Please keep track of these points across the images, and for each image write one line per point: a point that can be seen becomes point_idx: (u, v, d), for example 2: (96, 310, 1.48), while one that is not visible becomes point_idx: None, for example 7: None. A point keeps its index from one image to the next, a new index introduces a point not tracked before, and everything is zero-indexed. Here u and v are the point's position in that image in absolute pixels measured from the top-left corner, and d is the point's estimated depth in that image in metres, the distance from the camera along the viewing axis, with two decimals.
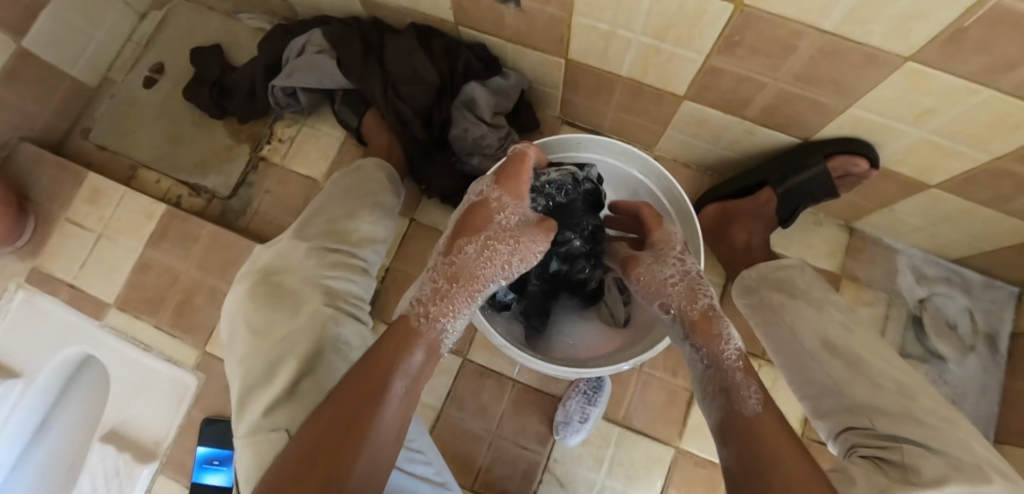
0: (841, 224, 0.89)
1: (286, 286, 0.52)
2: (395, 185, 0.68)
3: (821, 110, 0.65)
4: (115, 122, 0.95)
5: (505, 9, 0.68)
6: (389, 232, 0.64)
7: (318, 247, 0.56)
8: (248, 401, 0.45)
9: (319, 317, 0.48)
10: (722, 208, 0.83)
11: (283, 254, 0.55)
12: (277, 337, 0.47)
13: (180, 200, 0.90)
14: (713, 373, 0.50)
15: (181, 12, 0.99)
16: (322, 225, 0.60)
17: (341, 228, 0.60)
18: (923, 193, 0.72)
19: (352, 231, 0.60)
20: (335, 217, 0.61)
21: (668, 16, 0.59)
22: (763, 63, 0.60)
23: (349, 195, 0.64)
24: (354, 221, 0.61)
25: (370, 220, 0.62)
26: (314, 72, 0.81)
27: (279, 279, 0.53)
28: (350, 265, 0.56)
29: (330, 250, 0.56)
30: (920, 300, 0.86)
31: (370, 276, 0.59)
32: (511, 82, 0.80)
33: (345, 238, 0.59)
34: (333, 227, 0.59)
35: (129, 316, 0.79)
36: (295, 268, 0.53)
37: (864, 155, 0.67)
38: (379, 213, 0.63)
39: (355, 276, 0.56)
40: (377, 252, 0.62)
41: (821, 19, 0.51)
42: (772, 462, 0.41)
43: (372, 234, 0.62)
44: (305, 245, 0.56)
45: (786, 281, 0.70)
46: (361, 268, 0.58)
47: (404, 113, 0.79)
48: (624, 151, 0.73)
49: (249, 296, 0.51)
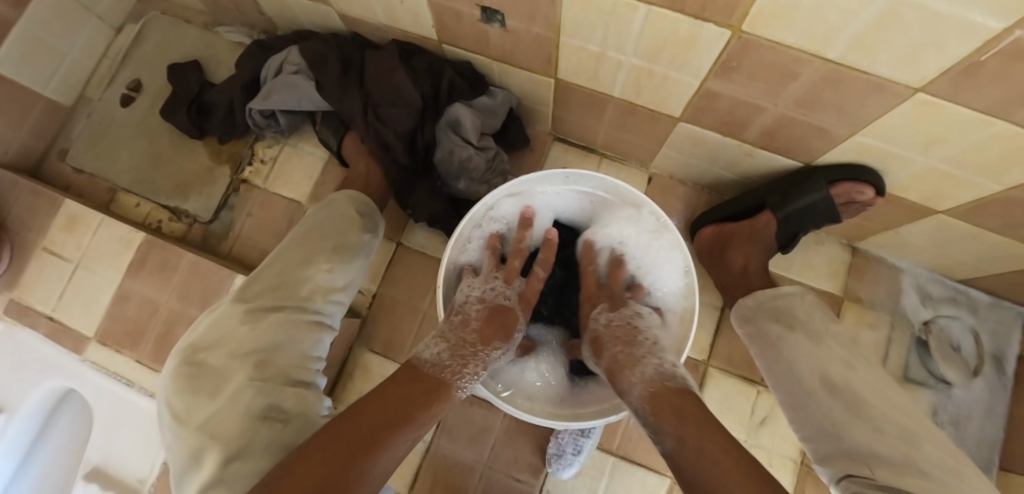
0: (843, 243, 0.85)
1: (219, 360, 0.48)
2: (366, 222, 0.65)
3: (825, 138, 0.61)
4: (93, 143, 0.91)
5: (489, 28, 0.66)
6: (357, 276, 0.62)
7: (258, 309, 0.53)
8: (189, 479, 0.42)
9: (244, 391, 0.45)
10: (719, 230, 0.78)
11: (220, 323, 0.52)
12: (198, 421, 0.45)
13: (160, 225, 0.88)
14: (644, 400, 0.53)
15: (158, 25, 0.96)
16: (271, 279, 0.56)
17: (291, 282, 0.56)
18: (930, 218, 0.69)
19: (304, 282, 0.56)
20: (284, 269, 0.57)
21: (661, 38, 0.55)
22: (763, 89, 0.57)
23: (308, 238, 0.60)
24: (309, 270, 0.57)
25: (326, 268, 0.58)
26: (291, 94, 0.77)
27: (205, 357, 0.50)
28: (300, 323, 0.53)
29: (273, 309, 0.53)
30: (924, 322, 0.83)
31: (326, 331, 0.55)
32: (497, 101, 0.77)
33: (293, 292, 0.55)
34: (278, 282, 0.56)
35: (110, 350, 0.76)
36: (230, 340, 0.50)
37: (870, 183, 0.63)
38: (336, 257, 0.60)
39: (304, 335, 0.53)
40: (338, 301, 0.58)
41: (826, 48, 0.47)
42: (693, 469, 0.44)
43: (330, 282, 0.58)
44: (244, 310, 0.52)
45: (784, 310, 0.68)
46: (313, 322, 0.54)
47: (386, 137, 0.74)
48: (615, 189, 0.68)
49: (175, 378, 0.49)
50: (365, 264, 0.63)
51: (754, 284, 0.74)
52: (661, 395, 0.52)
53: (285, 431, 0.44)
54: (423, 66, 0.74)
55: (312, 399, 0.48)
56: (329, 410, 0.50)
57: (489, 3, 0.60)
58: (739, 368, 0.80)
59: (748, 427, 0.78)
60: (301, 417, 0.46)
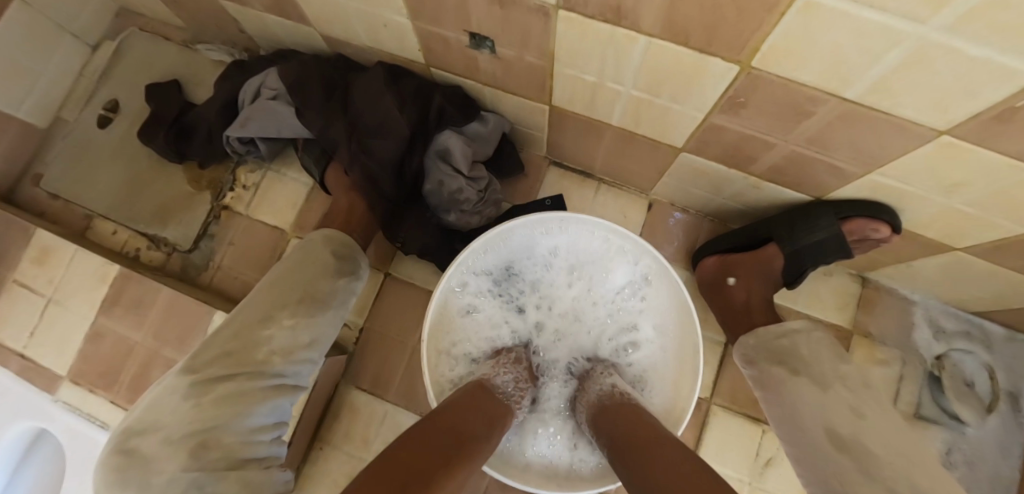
0: (852, 273, 0.81)
1: (155, 445, 0.43)
2: (339, 265, 0.62)
3: (837, 174, 0.57)
4: (68, 167, 0.88)
5: (479, 53, 0.62)
6: (326, 328, 0.58)
7: (207, 380, 0.48)
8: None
9: (185, 483, 0.41)
10: (720, 261, 0.75)
11: (160, 399, 0.46)
12: None
13: (139, 254, 0.84)
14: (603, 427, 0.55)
15: (136, 43, 0.92)
16: (223, 341, 0.51)
17: (249, 343, 0.51)
18: (947, 254, 0.65)
19: (263, 343, 0.52)
20: (241, 329, 0.52)
21: (662, 72, 0.51)
22: (771, 125, 0.53)
23: (273, 288, 0.56)
24: (269, 328, 0.53)
25: (290, 324, 0.54)
26: (271, 121, 0.74)
27: (137, 442, 0.44)
28: (254, 393, 0.49)
29: (224, 378, 0.48)
30: (937, 357, 0.79)
31: (287, 395, 0.52)
32: (489, 127, 0.73)
33: (249, 356, 0.51)
34: (232, 346, 0.51)
35: (84, 391, 0.73)
36: (171, 420, 0.45)
37: (886, 222, 0.59)
38: (302, 311, 0.56)
39: (259, 406, 0.49)
40: (303, 359, 0.55)
41: (843, 87, 0.43)
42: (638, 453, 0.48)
43: (294, 340, 0.54)
44: (189, 382, 0.47)
45: (787, 351, 0.64)
46: (271, 389, 0.51)
47: (372, 169, 0.70)
48: (611, 232, 0.63)
49: (103, 465, 0.43)
50: (337, 313, 0.60)
51: (756, 320, 0.70)
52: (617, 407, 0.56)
53: None
54: (410, 91, 0.70)
55: (258, 483, 0.45)
56: (284, 484, 0.48)
57: (477, 29, 0.57)
58: (743, 407, 0.76)
59: (753, 469, 0.74)
60: None
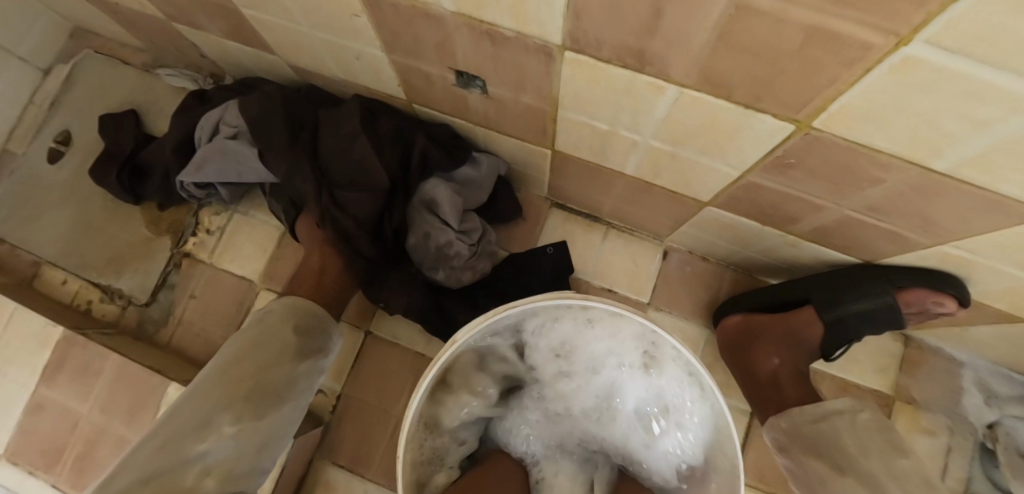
0: (894, 329, 0.72)
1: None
2: (300, 344, 0.54)
3: (897, 242, 0.47)
4: (14, 207, 0.79)
5: (468, 93, 0.52)
6: (281, 427, 0.49)
7: None
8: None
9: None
10: (746, 323, 0.65)
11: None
12: None
13: (90, 308, 0.75)
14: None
15: (90, 67, 0.83)
16: (142, 465, 0.41)
17: (178, 463, 0.42)
18: (1016, 325, 0.55)
19: (196, 462, 0.43)
20: (166, 445, 0.43)
21: (691, 125, 0.42)
22: (823, 187, 0.43)
23: (216, 384, 0.47)
24: (205, 439, 0.44)
25: (234, 431, 0.45)
26: (232, 165, 0.66)
27: None
28: None
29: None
30: (988, 425, 0.70)
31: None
32: (482, 171, 0.63)
33: (174, 482, 0.41)
34: (154, 470, 0.41)
35: (22, 470, 0.64)
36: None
37: (953, 294, 0.50)
38: (251, 411, 0.47)
39: None
40: (247, 472, 0.46)
41: (930, 156, 0.34)
42: None
43: (237, 450, 0.45)
44: None
45: (828, 439, 0.54)
46: None
47: (345, 225, 0.60)
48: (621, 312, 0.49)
49: None
50: (294, 406, 0.51)
51: (789, 395, 0.61)
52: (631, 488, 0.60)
53: None
54: (389, 133, 0.60)
55: None
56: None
57: (465, 66, 0.47)
58: (771, 485, 0.67)
59: None
60: None
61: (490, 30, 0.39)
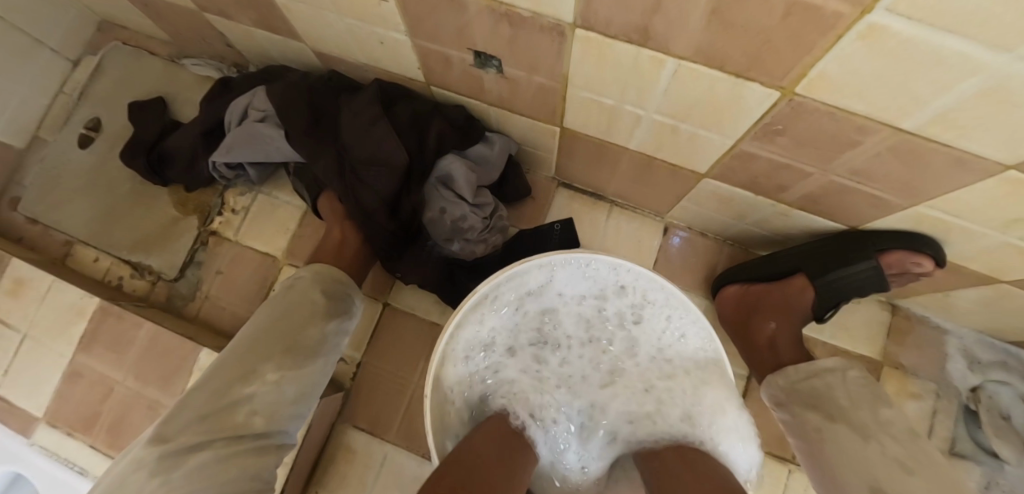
0: (883, 300, 0.76)
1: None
2: (329, 307, 0.58)
3: (880, 206, 0.51)
4: (45, 190, 0.83)
5: (485, 73, 0.57)
6: (317, 378, 0.54)
7: (179, 451, 0.43)
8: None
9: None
10: (744, 292, 0.69)
11: (126, 477, 0.41)
12: None
13: (122, 283, 0.79)
14: (653, 474, 0.53)
15: (116, 58, 0.87)
16: (199, 406, 0.46)
17: (227, 405, 0.47)
18: (992, 287, 0.60)
19: (243, 405, 0.47)
20: (217, 391, 0.47)
21: (690, 97, 0.46)
22: (810, 154, 0.48)
23: (257, 340, 0.52)
24: (250, 386, 0.48)
25: (274, 379, 0.50)
26: (259, 147, 0.70)
27: None
28: (232, 463, 0.44)
29: (199, 447, 0.44)
30: (973, 389, 0.74)
31: (269, 459, 0.47)
32: (495, 150, 0.68)
33: (226, 419, 0.46)
34: (210, 410, 0.46)
35: (61, 434, 0.68)
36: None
37: (930, 256, 0.54)
38: (289, 363, 0.51)
39: (239, 476, 0.44)
40: (288, 417, 0.50)
41: (900, 118, 0.38)
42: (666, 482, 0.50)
43: (278, 396, 0.49)
44: (158, 454, 0.42)
45: (822, 394, 0.59)
46: (253, 454, 0.46)
47: (365, 200, 0.64)
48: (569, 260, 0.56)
49: None
50: (327, 361, 0.55)
51: (785, 358, 0.65)
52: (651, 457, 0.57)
53: None
54: (407, 115, 0.64)
55: None
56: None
57: (483, 48, 0.52)
58: (768, 445, 0.71)
59: None
60: None
61: (509, 12, 0.44)
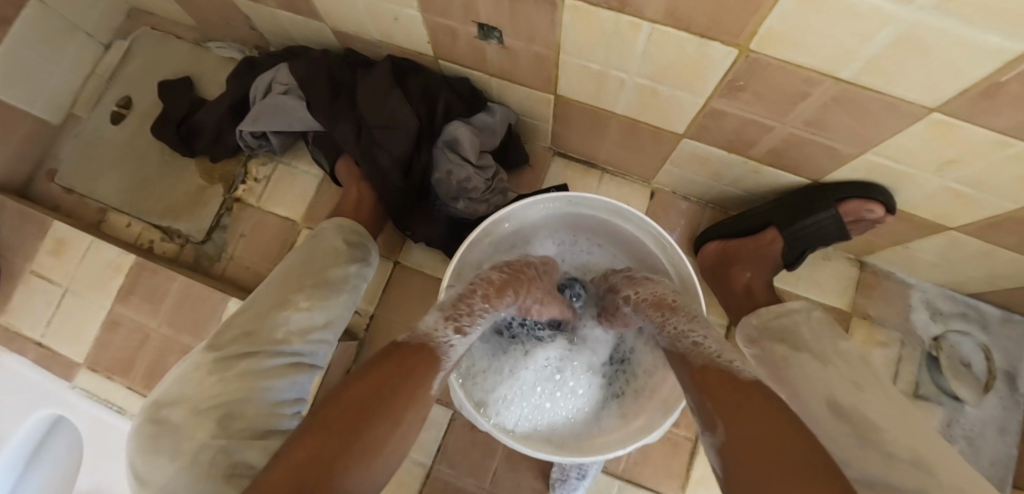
0: (852, 258, 0.84)
1: (181, 416, 0.46)
2: (350, 253, 0.66)
3: (834, 156, 0.59)
4: (80, 163, 0.89)
5: (487, 45, 0.63)
6: (341, 311, 0.61)
7: (228, 357, 0.50)
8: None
9: (207, 451, 0.43)
10: (723, 247, 0.77)
11: (186, 376, 0.49)
12: (159, 484, 0.43)
13: (152, 246, 0.86)
14: (714, 404, 0.44)
15: (146, 41, 0.94)
16: (244, 325, 0.54)
17: (268, 324, 0.55)
18: (941, 235, 0.67)
19: (280, 326, 0.55)
20: (259, 314, 0.55)
21: (665, 58, 0.54)
22: (770, 108, 0.55)
23: (290, 276, 0.60)
24: (285, 311, 0.56)
25: (306, 305, 0.57)
26: (282, 116, 0.77)
27: (167, 414, 0.46)
28: (271, 370, 0.51)
29: (245, 354, 0.51)
30: (935, 338, 0.81)
31: (305, 371, 0.54)
32: (497, 118, 0.75)
33: (266, 335, 0.53)
34: (253, 328, 0.54)
35: (101, 377, 0.75)
36: (195, 393, 0.48)
37: (881, 202, 0.62)
38: (317, 295, 0.59)
39: (277, 381, 0.51)
40: (319, 339, 0.57)
41: (838, 68, 0.46)
42: (739, 418, 0.42)
43: (309, 321, 0.57)
44: (212, 359, 0.50)
45: (789, 330, 0.68)
46: (289, 366, 0.53)
47: (381, 160, 0.71)
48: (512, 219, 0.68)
49: (137, 437, 0.46)
50: (350, 298, 0.63)
51: (759, 302, 0.73)
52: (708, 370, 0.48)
53: None
54: (418, 85, 0.71)
55: None
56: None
57: (486, 20, 0.58)
58: None
59: None
60: None
61: None
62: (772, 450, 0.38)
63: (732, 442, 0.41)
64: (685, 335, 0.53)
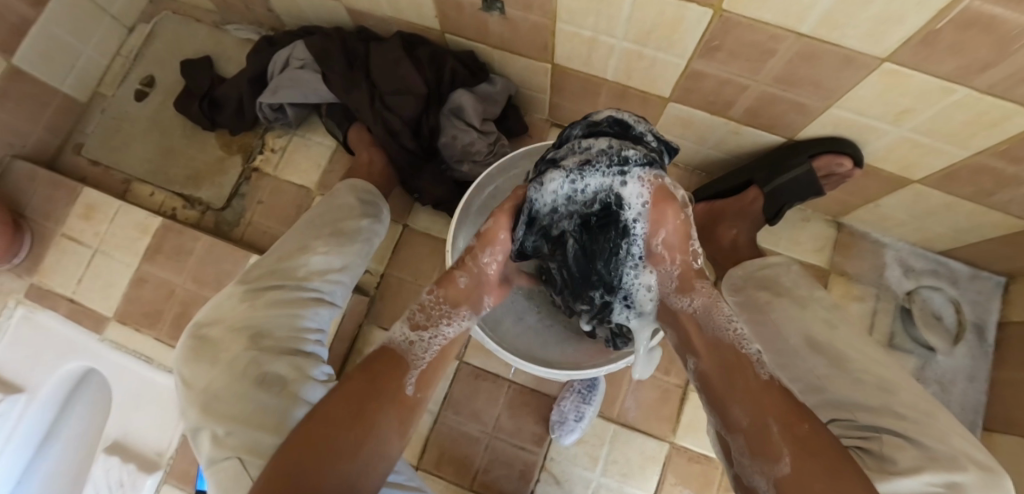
0: (829, 219, 0.90)
1: (220, 333, 0.52)
2: (364, 208, 0.71)
3: (804, 111, 0.65)
4: (106, 137, 0.95)
5: (489, 17, 0.69)
6: (357, 257, 0.66)
7: (257, 288, 0.56)
8: (200, 433, 0.47)
9: (243, 359, 0.49)
10: (709, 207, 0.82)
11: (223, 301, 0.55)
12: (202, 387, 0.49)
13: (175, 213, 0.91)
14: (786, 432, 0.44)
15: (168, 24, 1.00)
16: (271, 263, 0.59)
17: (291, 263, 0.60)
18: (907, 189, 0.73)
19: (302, 265, 0.60)
20: (285, 254, 0.61)
21: (648, 22, 0.60)
22: (744, 67, 0.61)
23: (309, 226, 0.66)
24: (307, 253, 0.61)
25: (324, 250, 0.62)
26: (298, 87, 0.83)
27: (210, 332, 0.53)
28: (295, 299, 0.56)
29: (271, 287, 0.56)
30: (908, 292, 0.87)
31: (325, 305, 0.59)
32: (498, 88, 0.81)
33: (291, 272, 0.59)
34: (279, 265, 0.59)
35: (129, 329, 0.80)
36: (229, 317, 0.53)
37: (848, 155, 0.68)
38: (334, 241, 0.64)
39: (302, 309, 0.56)
40: (336, 280, 0.62)
41: (799, 23, 0.52)
42: (819, 467, 0.42)
43: (328, 262, 0.62)
44: (244, 289, 0.56)
45: (771, 279, 0.71)
46: (311, 299, 0.58)
47: (393, 123, 0.79)
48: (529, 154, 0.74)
49: (182, 353, 0.52)
50: (364, 247, 0.67)
51: (743, 255, 0.78)
52: (768, 392, 0.47)
53: (286, 395, 0.48)
54: (426, 56, 0.78)
55: (308, 366, 0.51)
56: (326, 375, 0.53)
57: None
58: None
59: None
60: (297, 382, 0.49)
61: None
62: (851, 489, 0.41)
63: (800, 473, 0.42)
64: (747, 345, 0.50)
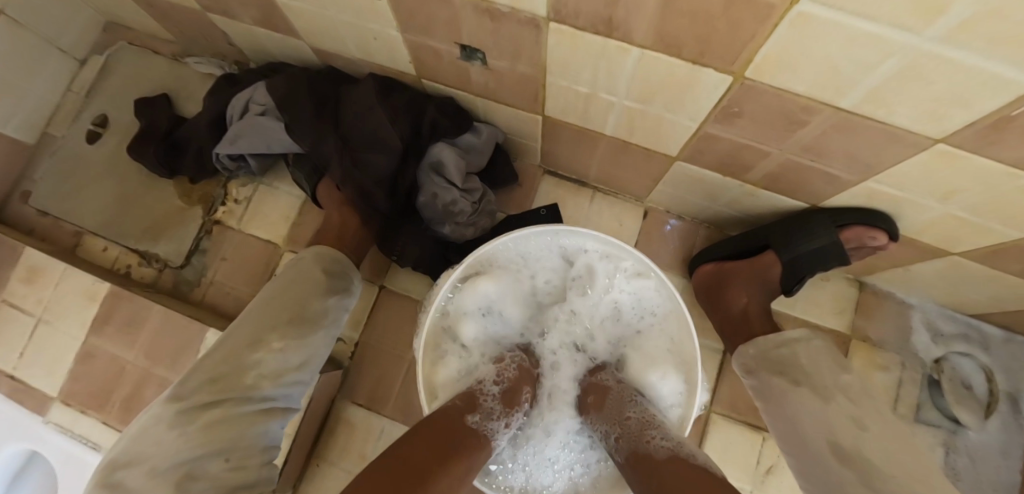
0: (850, 277, 0.82)
1: (135, 479, 0.41)
2: (330, 282, 0.63)
3: (834, 182, 0.56)
4: (57, 184, 0.87)
5: (470, 66, 0.60)
6: (319, 349, 0.59)
7: (193, 407, 0.47)
8: None
9: None
10: (718, 269, 0.75)
11: (143, 430, 0.45)
12: None
13: (130, 271, 0.83)
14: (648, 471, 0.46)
15: (124, 56, 0.91)
16: (213, 367, 0.51)
17: (238, 366, 0.51)
18: (944, 259, 0.64)
19: (252, 369, 0.52)
20: (231, 352, 0.52)
21: (655, 81, 0.51)
22: (766, 134, 0.52)
23: (264, 310, 0.57)
24: (258, 352, 0.53)
25: (280, 346, 0.55)
26: (260, 136, 0.74)
27: (122, 476, 0.42)
28: (242, 419, 0.49)
29: (210, 405, 0.48)
30: (936, 360, 0.79)
31: (277, 418, 0.52)
32: (482, 138, 0.73)
33: (237, 381, 0.50)
34: (224, 371, 0.51)
35: (75, 412, 0.72)
36: (154, 453, 0.43)
37: (884, 229, 0.59)
38: (293, 333, 0.56)
39: (248, 432, 0.48)
40: (292, 383, 0.55)
41: (838, 98, 0.43)
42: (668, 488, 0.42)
43: (284, 364, 0.54)
44: (174, 411, 0.46)
45: (788, 360, 0.63)
46: (260, 414, 0.50)
47: (364, 184, 0.70)
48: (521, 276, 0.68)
49: None
50: (327, 333, 0.60)
51: (755, 329, 0.70)
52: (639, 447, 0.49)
53: None
54: (401, 104, 0.68)
55: None
56: None
57: (468, 41, 0.55)
58: (743, 414, 0.76)
59: (754, 477, 0.74)
60: None
61: (490, 6, 0.47)
62: None
63: None
64: (611, 432, 0.55)
